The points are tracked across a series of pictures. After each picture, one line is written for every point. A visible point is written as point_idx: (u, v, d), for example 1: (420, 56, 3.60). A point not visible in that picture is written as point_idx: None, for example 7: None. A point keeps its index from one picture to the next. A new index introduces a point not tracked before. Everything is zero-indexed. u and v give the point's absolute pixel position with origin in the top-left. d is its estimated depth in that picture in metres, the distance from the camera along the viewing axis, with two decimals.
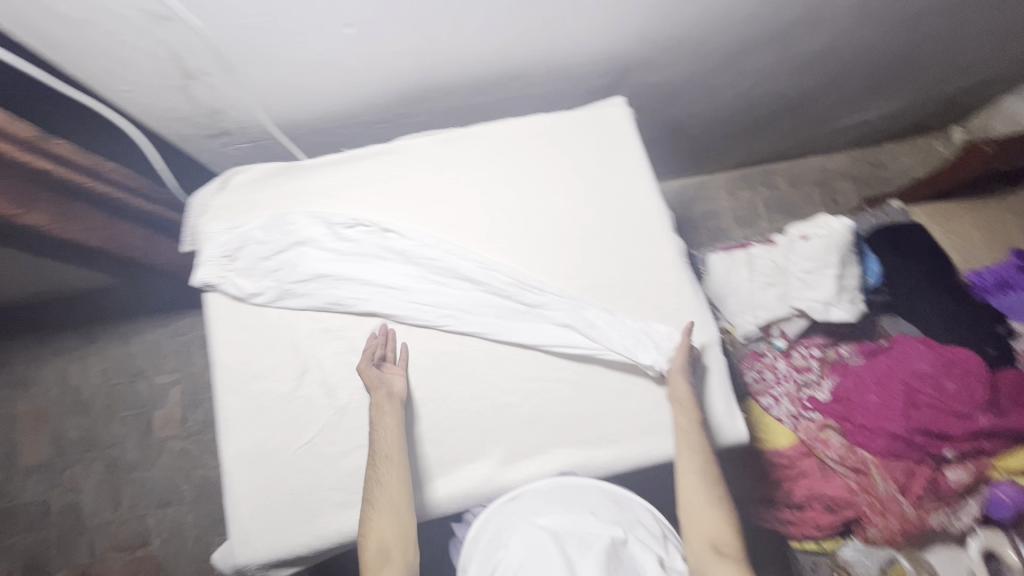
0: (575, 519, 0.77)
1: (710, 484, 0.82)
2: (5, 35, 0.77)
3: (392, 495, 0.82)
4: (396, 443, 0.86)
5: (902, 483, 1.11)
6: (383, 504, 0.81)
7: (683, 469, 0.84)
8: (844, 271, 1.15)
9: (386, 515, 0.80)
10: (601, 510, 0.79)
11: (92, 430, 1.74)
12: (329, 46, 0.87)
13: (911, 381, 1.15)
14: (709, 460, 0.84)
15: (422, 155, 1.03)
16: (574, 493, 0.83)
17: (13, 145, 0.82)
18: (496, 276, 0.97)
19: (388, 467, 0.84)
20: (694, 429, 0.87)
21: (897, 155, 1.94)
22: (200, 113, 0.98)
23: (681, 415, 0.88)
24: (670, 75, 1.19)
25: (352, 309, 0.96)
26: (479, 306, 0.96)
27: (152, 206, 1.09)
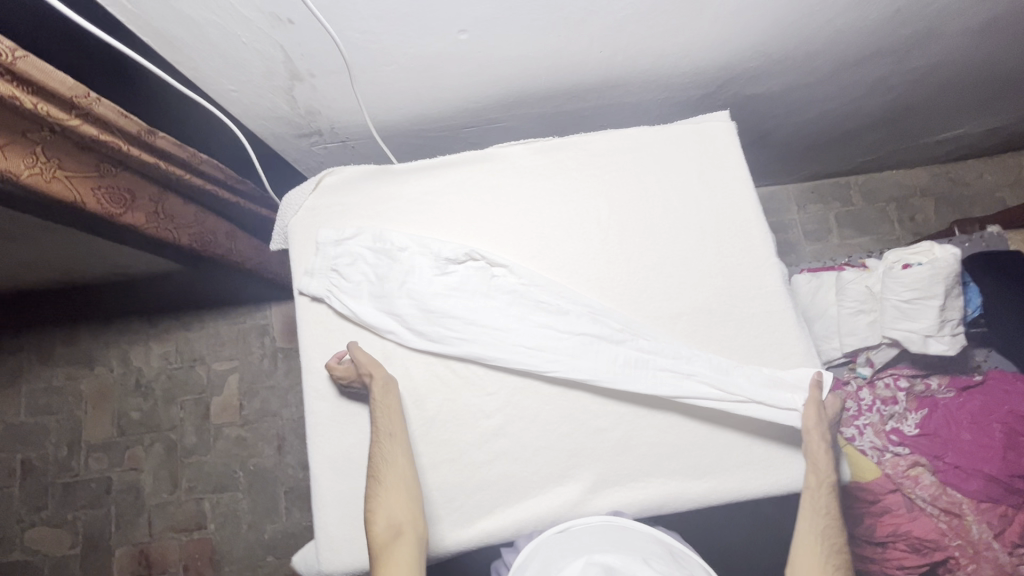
0: (628, 563, 0.72)
1: (834, 551, 0.79)
2: (130, 35, 0.77)
3: (395, 476, 0.85)
4: (385, 428, 0.87)
5: (997, 528, 1.07)
6: (383, 486, 0.84)
7: (805, 524, 0.81)
8: (948, 303, 1.08)
9: (389, 495, 0.83)
10: (654, 558, 0.74)
11: (152, 412, 1.78)
12: (440, 51, 0.85)
13: (1010, 421, 1.11)
14: (835, 526, 0.80)
15: (516, 165, 1.01)
16: (629, 538, 0.79)
17: (122, 137, 0.81)
18: (609, 323, 0.92)
19: (382, 454, 0.86)
20: (825, 485, 0.82)
21: (982, 172, 1.83)
22: (299, 113, 0.97)
23: (812, 474, 0.83)
24: (770, 87, 1.14)
25: (454, 349, 0.92)
26: (588, 352, 0.91)
27: (234, 198, 1.10)
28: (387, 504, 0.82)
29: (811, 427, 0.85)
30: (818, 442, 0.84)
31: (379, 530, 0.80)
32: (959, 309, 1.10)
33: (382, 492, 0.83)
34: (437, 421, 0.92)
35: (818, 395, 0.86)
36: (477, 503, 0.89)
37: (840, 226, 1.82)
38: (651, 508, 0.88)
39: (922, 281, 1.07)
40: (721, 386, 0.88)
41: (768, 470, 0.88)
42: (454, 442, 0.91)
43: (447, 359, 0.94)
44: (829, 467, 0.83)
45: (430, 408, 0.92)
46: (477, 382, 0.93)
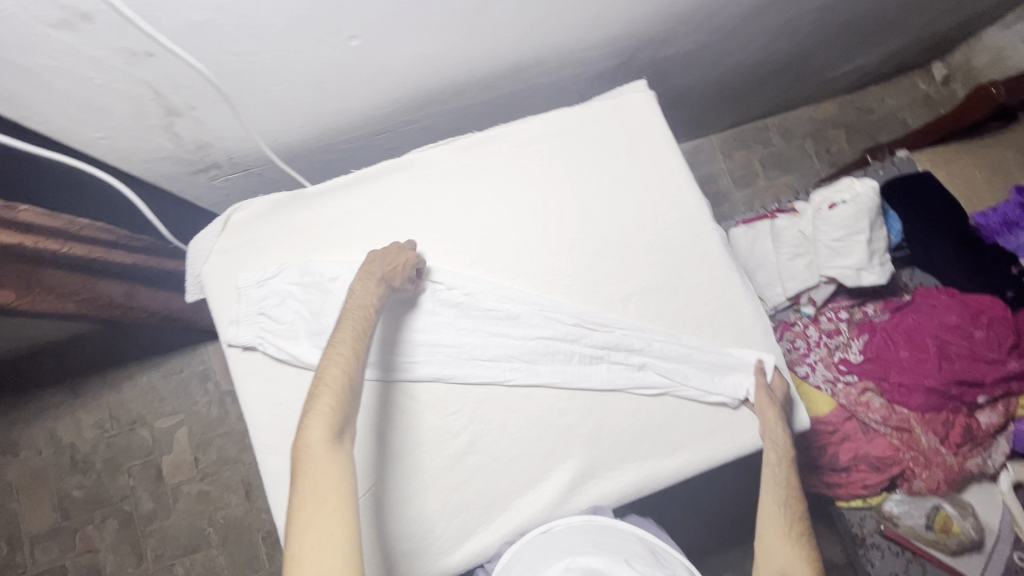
0: (612, 564, 0.72)
1: (795, 520, 0.82)
2: None
3: (354, 380, 0.73)
4: (367, 323, 0.78)
5: (942, 435, 1.16)
6: (337, 385, 0.71)
7: (767, 496, 0.84)
8: (874, 235, 1.14)
9: (339, 397, 0.71)
10: (637, 558, 0.74)
11: (97, 486, 1.63)
12: (335, 62, 0.77)
13: (941, 334, 1.19)
14: (796, 495, 0.83)
15: (440, 168, 0.95)
16: (610, 537, 0.80)
17: None
18: (561, 318, 0.90)
19: (341, 344, 0.74)
20: (784, 461, 0.84)
21: (883, 97, 1.92)
22: (187, 149, 0.87)
23: (772, 450, 0.85)
24: (683, 46, 1.12)
25: (409, 375, 0.89)
26: (545, 355, 0.90)
27: (132, 258, 1.00)
28: (332, 406, 0.70)
29: (766, 404, 0.88)
30: (774, 417, 0.87)
31: (317, 433, 0.68)
32: (884, 239, 1.16)
33: (337, 391, 0.71)
34: (404, 451, 0.88)
35: (763, 379, 0.89)
36: (460, 525, 0.87)
37: (765, 168, 1.87)
38: (633, 491, 0.88)
39: (849, 218, 1.12)
40: (679, 370, 0.90)
41: (735, 433, 0.89)
42: (427, 470, 0.88)
43: (403, 388, 0.89)
44: (787, 441, 0.85)
45: (395, 440, 0.88)
46: (437, 404, 0.89)
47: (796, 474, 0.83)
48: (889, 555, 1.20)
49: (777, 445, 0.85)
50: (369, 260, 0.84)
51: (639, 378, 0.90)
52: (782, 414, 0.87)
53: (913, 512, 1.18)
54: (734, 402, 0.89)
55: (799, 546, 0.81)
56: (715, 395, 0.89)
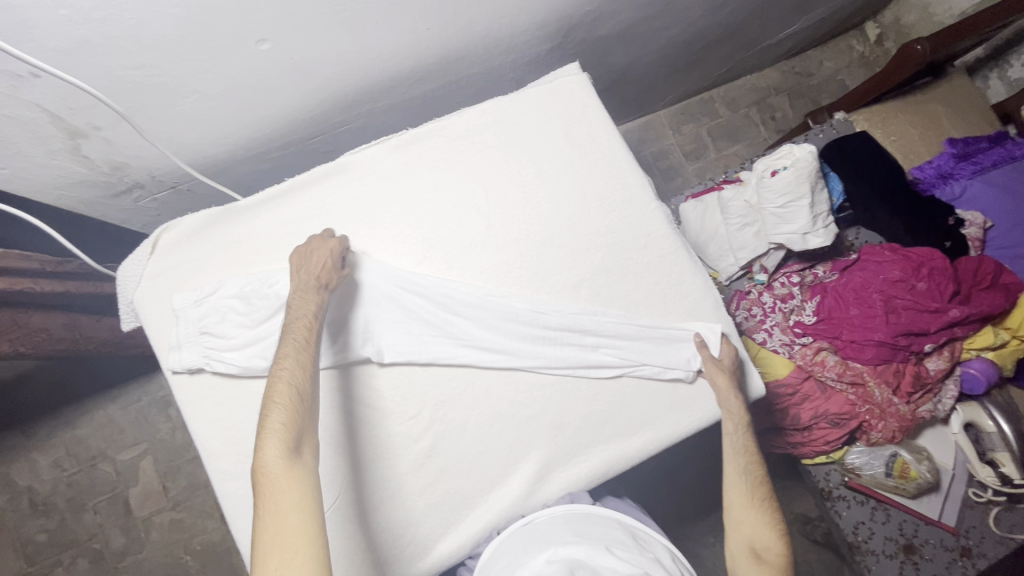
0: (593, 553, 0.73)
1: (757, 486, 0.84)
2: None
3: (304, 392, 0.69)
4: (311, 334, 0.75)
5: (894, 385, 1.20)
6: (288, 398, 0.68)
7: (728, 466, 0.85)
8: (816, 198, 1.16)
9: (291, 410, 0.67)
10: (618, 545, 0.75)
11: (62, 527, 1.57)
12: (247, 69, 0.74)
13: (886, 290, 1.23)
14: (756, 460, 0.85)
15: (375, 169, 0.92)
16: (593, 524, 0.80)
17: None
18: (512, 309, 0.89)
19: (287, 357, 0.71)
20: (741, 428, 0.87)
21: (822, 60, 1.96)
22: (102, 171, 0.83)
23: (728, 419, 0.87)
24: (615, 25, 1.11)
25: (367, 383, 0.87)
26: (499, 348, 0.89)
27: (65, 287, 0.96)
28: (284, 420, 0.66)
29: (719, 377, 0.89)
30: (727, 386, 0.89)
31: (271, 451, 0.64)
32: (826, 201, 1.18)
33: (288, 405, 0.67)
34: (366, 462, 0.86)
35: (708, 353, 0.90)
36: (430, 527, 0.87)
37: (714, 140, 1.89)
38: (599, 476, 0.89)
39: (790, 184, 1.14)
40: (634, 351, 0.90)
41: (694, 407, 0.91)
42: (392, 478, 0.86)
43: (354, 397, 0.87)
44: (741, 409, 0.87)
45: (358, 451, 0.86)
46: (397, 410, 0.87)
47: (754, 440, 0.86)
48: (855, 504, 1.25)
49: (733, 414, 0.87)
50: (296, 270, 0.81)
51: (593, 362, 0.90)
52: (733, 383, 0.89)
53: (873, 461, 1.23)
54: (689, 375, 0.90)
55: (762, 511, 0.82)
56: (670, 371, 0.90)
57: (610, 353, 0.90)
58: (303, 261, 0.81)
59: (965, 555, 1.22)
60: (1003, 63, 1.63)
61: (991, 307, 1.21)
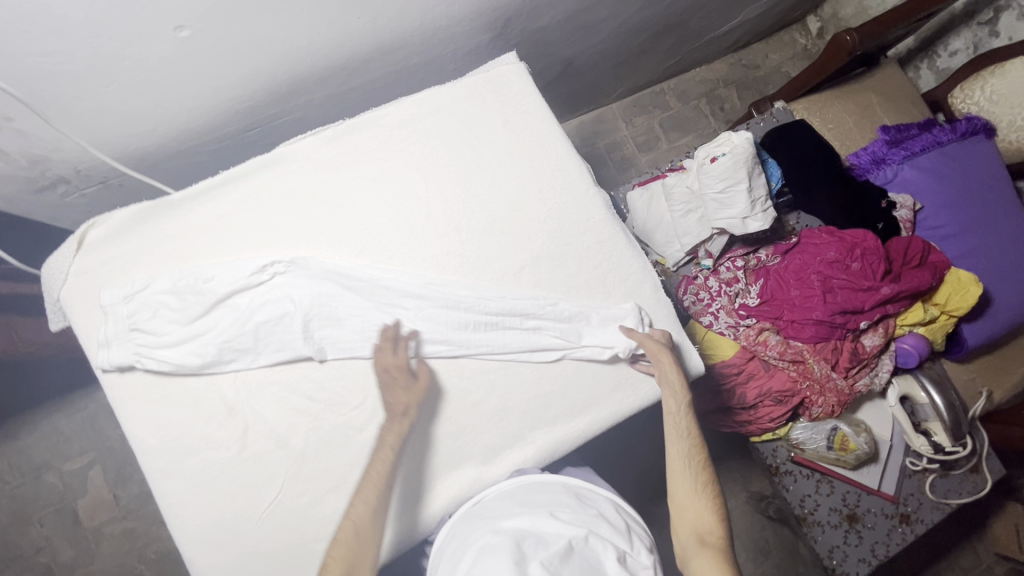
0: (537, 520, 0.74)
1: (699, 469, 0.84)
2: None
3: (365, 533, 0.75)
4: (384, 474, 0.79)
5: (833, 361, 1.25)
6: (345, 536, 0.75)
7: (672, 449, 0.85)
8: (753, 183, 1.19)
9: (349, 549, 0.74)
10: (561, 509, 0.76)
11: (5, 543, 1.50)
12: (167, 56, 0.73)
13: (824, 270, 1.28)
14: (697, 445, 0.85)
15: (311, 159, 0.92)
16: (539, 491, 0.81)
17: None
18: (455, 294, 0.90)
19: (362, 494, 0.78)
20: (682, 409, 0.86)
21: (767, 53, 2.02)
22: (20, 166, 0.80)
23: (670, 398, 0.86)
24: (555, 16, 1.13)
25: (308, 374, 0.86)
26: (441, 331, 0.89)
27: None
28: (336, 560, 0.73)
29: (656, 349, 0.89)
30: (668, 362, 0.88)
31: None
32: (764, 187, 1.22)
33: (345, 545, 0.74)
34: (308, 454, 0.85)
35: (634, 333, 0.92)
36: None
37: (666, 131, 1.93)
38: (544, 458, 0.90)
39: (728, 169, 1.18)
40: (574, 334, 0.92)
41: (635, 387, 0.93)
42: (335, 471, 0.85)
43: (434, 417, 0.88)
44: (680, 385, 0.87)
45: (298, 442, 0.85)
46: (339, 400, 0.86)
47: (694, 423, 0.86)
48: (802, 478, 1.29)
49: (675, 395, 0.86)
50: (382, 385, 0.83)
51: (531, 344, 0.91)
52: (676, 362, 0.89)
53: (815, 435, 1.28)
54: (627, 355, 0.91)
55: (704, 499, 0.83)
56: (609, 352, 0.91)
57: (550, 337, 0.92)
58: (391, 378, 0.83)
59: (904, 520, 1.29)
60: (931, 54, 1.72)
61: (920, 284, 1.27)
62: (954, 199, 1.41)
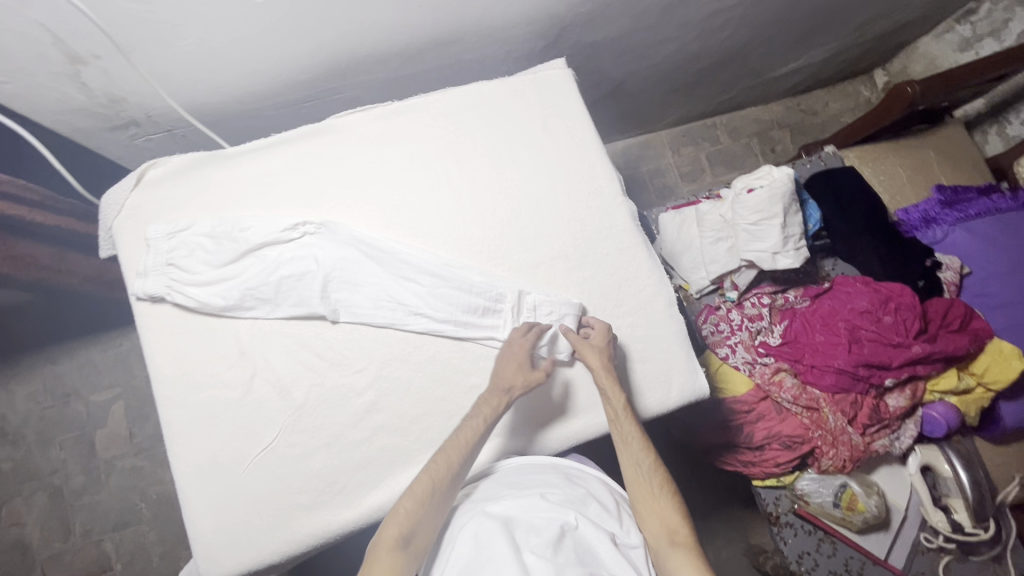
0: (526, 505, 0.75)
1: (653, 472, 0.81)
2: None
3: (439, 490, 0.76)
4: (472, 440, 0.80)
5: (850, 415, 1.19)
6: (422, 488, 0.76)
7: (623, 456, 0.82)
8: (788, 220, 1.18)
9: (419, 502, 0.75)
10: (551, 492, 0.78)
11: (26, 459, 1.60)
12: (240, 19, 0.80)
13: (853, 319, 1.24)
14: (645, 447, 0.82)
15: (357, 133, 0.97)
16: (528, 474, 0.83)
17: None
18: (469, 277, 0.92)
19: (445, 451, 0.79)
20: (621, 415, 0.85)
21: (827, 101, 1.99)
22: (99, 102, 0.89)
23: (608, 407, 0.85)
24: (610, 31, 1.16)
25: (319, 333, 0.90)
26: (449, 309, 0.91)
27: (66, 222, 1.05)
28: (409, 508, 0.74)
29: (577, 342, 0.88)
30: (597, 362, 0.87)
31: (389, 531, 0.72)
32: (799, 225, 1.20)
33: (418, 497, 0.75)
34: (307, 408, 0.88)
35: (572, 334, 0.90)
36: (359, 483, 0.87)
37: (712, 164, 1.92)
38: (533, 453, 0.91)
39: (763, 202, 1.17)
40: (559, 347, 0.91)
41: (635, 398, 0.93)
42: (329, 429, 0.87)
43: (544, 425, 0.91)
44: (613, 386, 0.85)
45: (298, 395, 0.88)
46: (344, 362, 0.89)
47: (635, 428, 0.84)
48: (802, 533, 1.24)
49: (612, 400, 0.85)
50: (504, 359, 0.86)
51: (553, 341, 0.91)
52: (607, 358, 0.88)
53: (822, 489, 1.22)
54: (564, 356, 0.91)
55: (666, 502, 0.78)
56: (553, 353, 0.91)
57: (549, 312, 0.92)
58: (511, 352, 0.87)
59: None
60: (1001, 120, 1.65)
61: (956, 349, 1.21)
62: (1007, 269, 1.33)
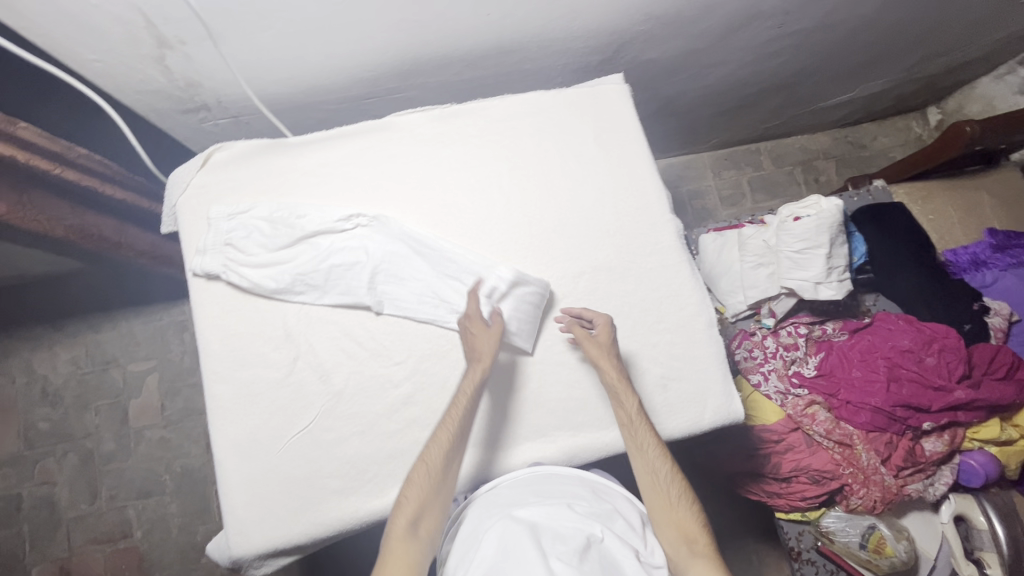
0: (552, 512, 0.75)
1: (671, 480, 0.81)
2: None
3: (439, 473, 0.79)
4: (462, 413, 0.82)
5: (885, 455, 1.16)
6: (422, 474, 0.79)
7: (641, 466, 0.82)
8: (834, 251, 1.16)
9: (424, 489, 0.78)
10: (578, 503, 0.78)
11: (63, 421, 1.66)
12: (318, 15, 0.83)
13: (893, 358, 1.22)
14: (664, 455, 0.82)
15: (415, 132, 0.99)
16: (554, 484, 0.83)
17: None
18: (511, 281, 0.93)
19: (436, 438, 0.81)
20: (637, 419, 0.85)
21: (876, 135, 1.96)
22: (177, 86, 0.93)
23: (620, 410, 0.86)
24: (668, 50, 1.17)
25: (363, 324, 0.92)
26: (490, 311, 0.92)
27: (128, 196, 1.09)
28: (413, 494, 0.77)
29: (584, 338, 0.89)
30: (607, 364, 0.87)
31: (399, 520, 0.75)
32: (844, 257, 1.18)
33: (417, 484, 0.78)
34: (345, 395, 0.90)
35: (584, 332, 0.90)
36: (387, 475, 0.88)
37: (753, 190, 1.91)
38: (562, 460, 0.92)
39: (810, 231, 1.15)
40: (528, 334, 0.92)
41: (670, 416, 0.92)
42: (363, 417, 0.89)
43: (576, 430, 0.93)
44: (622, 385, 0.86)
45: (337, 381, 0.90)
46: (384, 352, 0.91)
47: (643, 428, 0.84)
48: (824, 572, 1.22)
49: (624, 405, 0.85)
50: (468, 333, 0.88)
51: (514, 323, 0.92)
52: (615, 357, 0.88)
53: (847, 528, 1.19)
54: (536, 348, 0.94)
55: (684, 509, 0.79)
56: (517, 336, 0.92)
57: (524, 293, 0.93)
58: (471, 328, 0.88)
59: None
60: None
61: (1001, 397, 1.17)
62: None
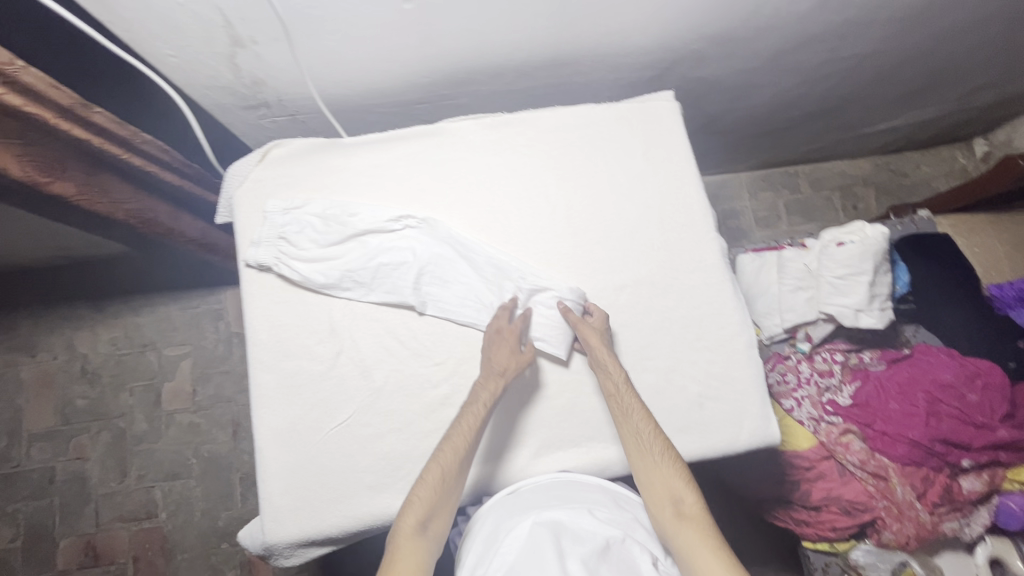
0: (573, 515, 0.75)
1: (655, 443, 0.81)
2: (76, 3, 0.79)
3: (452, 477, 0.79)
4: (482, 413, 0.83)
5: (920, 490, 1.14)
6: (434, 476, 0.78)
7: (624, 429, 0.83)
8: (877, 279, 1.15)
9: (434, 489, 0.77)
10: (599, 509, 0.78)
11: (99, 399, 1.71)
12: (386, 21, 0.86)
13: (933, 392, 1.19)
14: (646, 419, 0.83)
15: (467, 139, 1.01)
16: (575, 491, 0.83)
17: (62, 114, 0.83)
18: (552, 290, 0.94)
19: (451, 440, 0.81)
20: (623, 388, 0.86)
21: (919, 163, 1.93)
22: (244, 82, 0.97)
23: (608, 380, 0.87)
24: (719, 70, 1.18)
25: (406, 323, 0.94)
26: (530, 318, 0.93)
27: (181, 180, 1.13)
28: (422, 494, 0.77)
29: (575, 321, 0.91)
30: (596, 342, 0.89)
31: (407, 520, 0.75)
32: (887, 285, 1.17)
33: (430, 485, 0.78)
34: (384, 392, 0.91)
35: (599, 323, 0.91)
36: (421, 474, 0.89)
37: (789, 212, 1.89)
38: (594, 471, 0.92)
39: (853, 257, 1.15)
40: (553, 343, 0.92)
41: (704, 434, 0.92)
42: (401, 414, 0.91)
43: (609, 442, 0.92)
44: (610, 361, 0.88)
45: (378, 377, 0.92)
46: (425, 352, 0.93)
47: (630, 400, 0.85)
48: None
49: (611, 375, 0.87)
50: (490, 342, 0.90)
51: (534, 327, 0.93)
52: (610, 352, 0.89)
53: (879, 563, 1.15)
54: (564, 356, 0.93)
55: (670, 468, 0.79)
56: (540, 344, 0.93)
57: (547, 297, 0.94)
58: (500, 338, 0.90)
59: None
60: None
61: None
62: None
